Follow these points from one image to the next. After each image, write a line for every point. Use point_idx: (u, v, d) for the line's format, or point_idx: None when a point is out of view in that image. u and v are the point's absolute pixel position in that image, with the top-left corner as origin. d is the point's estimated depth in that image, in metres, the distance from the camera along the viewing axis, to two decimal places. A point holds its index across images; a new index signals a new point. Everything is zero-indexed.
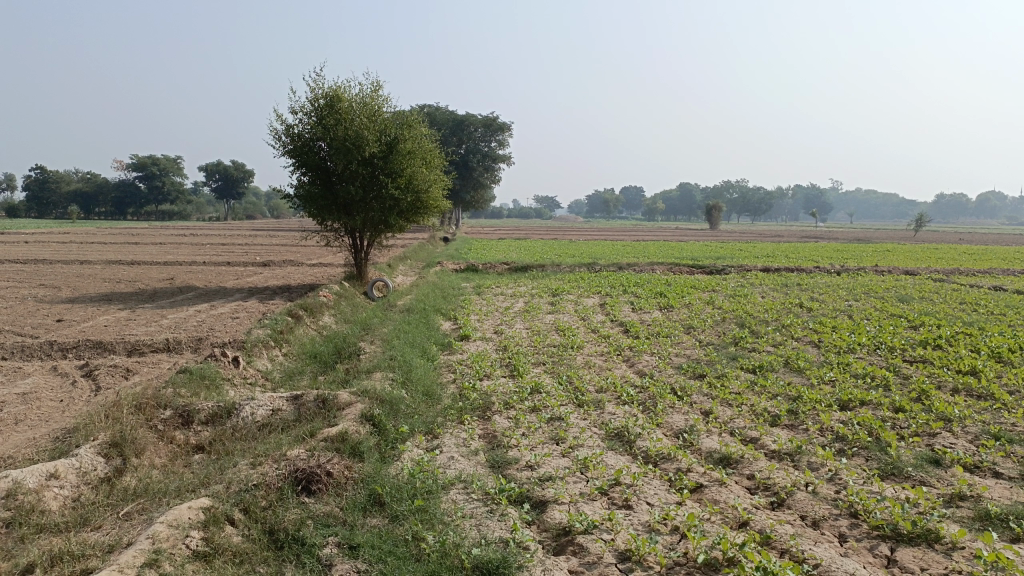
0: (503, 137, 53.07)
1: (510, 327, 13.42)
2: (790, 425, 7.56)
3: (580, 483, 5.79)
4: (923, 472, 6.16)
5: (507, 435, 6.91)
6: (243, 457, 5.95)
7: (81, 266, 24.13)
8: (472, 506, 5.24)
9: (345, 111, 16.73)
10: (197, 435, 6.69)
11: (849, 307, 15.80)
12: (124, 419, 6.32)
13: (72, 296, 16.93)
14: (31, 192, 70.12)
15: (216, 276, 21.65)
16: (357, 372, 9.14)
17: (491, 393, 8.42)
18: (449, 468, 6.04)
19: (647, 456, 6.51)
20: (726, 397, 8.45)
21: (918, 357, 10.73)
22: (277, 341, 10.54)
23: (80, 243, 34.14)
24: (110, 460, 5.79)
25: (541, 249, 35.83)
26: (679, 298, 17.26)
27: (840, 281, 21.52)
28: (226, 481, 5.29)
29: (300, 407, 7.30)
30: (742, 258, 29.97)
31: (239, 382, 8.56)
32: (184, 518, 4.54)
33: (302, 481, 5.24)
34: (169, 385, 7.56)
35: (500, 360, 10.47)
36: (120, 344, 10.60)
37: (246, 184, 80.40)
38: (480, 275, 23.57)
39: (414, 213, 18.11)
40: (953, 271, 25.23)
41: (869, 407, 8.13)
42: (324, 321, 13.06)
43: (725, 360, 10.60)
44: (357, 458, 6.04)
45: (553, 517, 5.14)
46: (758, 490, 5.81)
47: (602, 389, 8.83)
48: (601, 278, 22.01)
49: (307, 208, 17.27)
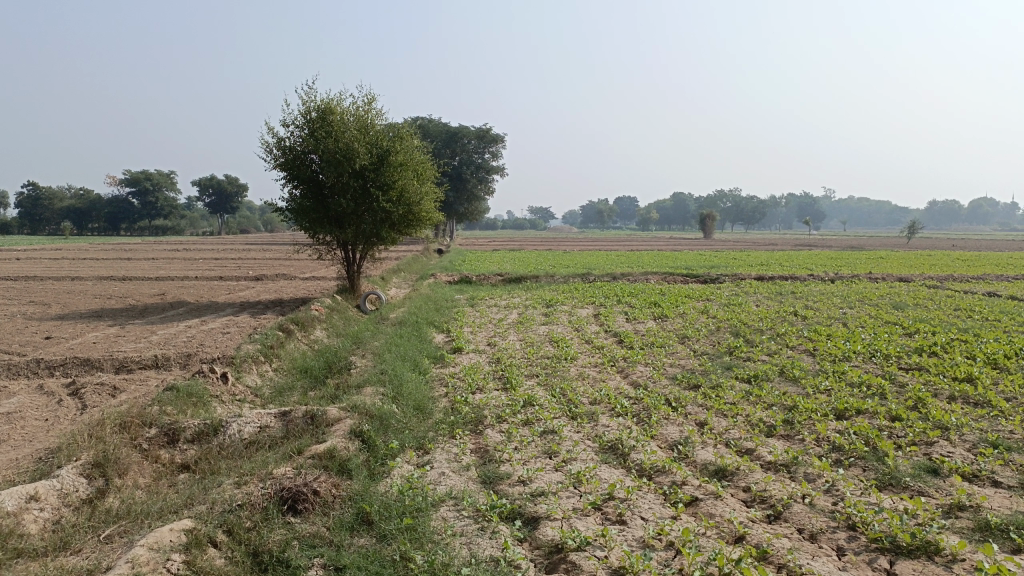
0: (496, 148, 53.11)
1: (503, 339, 13.33)
2: (786, 435, 7.47)
3: (574, 498, 5.69)
4: (921, 482, 6.07)
5: (499, 450, 6.80)
6: (228, 476, 5.83)
7: (72, 283, 23.98)
8: (463, 524, 5.13)
9: (336, 124, 16.66)
10: (183, 454, 6.57)
11: (844, 315, 15.75)
12: (107, 438, 6.19)
13: (62, 313, 16.78)
14: (24, 209, 69.83)
15: (208, 290, 21.53)
16: (348, 387, 9.02)
17: (484, 406, 8.32)
18: (439, 485, 5.93)
19: (642, 469, 6.40)
20: (721, 407, 8.36)
21: (914, 364, 10.66)
22: (267, 356, 10.42)
23: (72, 260, 34.00)
24: (92, 480, 5.66)
25: (535, 260, 35.80)
26: (674, 308, 17.19)
27: (835, 289, 21.48)
28: (210, 502, 5.17)
29: (288, 424, 7.18)
30: (737, 267, 29.92)
31: (228, 399, 8.43)
32: (165, 540, 4.42)
33: (288, 501, 5.13)
34: (155, 403, 7.44)
35: (492, 372, 10.37)
36: (107, 362, 10.47)
37: (239, 198, 80.29)
38: (474, 287, 23.48)
39: (407, 225, 18.03)
40: (947, 278, 25.24)
41: (866, 416, 8.04)
42: (315, 335, 12.95)
43: (720, 369, 10.52)
44: (346, 476, 5.93)
45: (546, 533, 5.03)
46: (754, 503, 5.71)
47: (595, 401, 8.73)
48: (595, 288, 21.94)
49: (299, 222, 17.18)
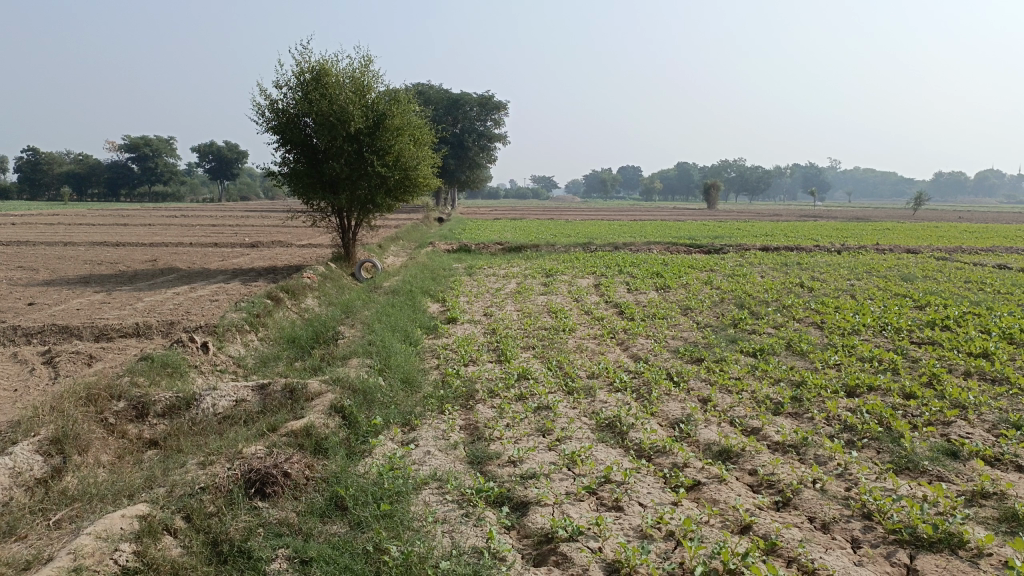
0: (498, 115, 52.27)
1: (500, 309, 12.91)
2: (795, 413, 7.04)
3: (567, 480, 5.27)
4: (941, 466, 5.66)
5: (489, 427, 6.39)
6: (194, 455, 5.41)
7: (64, 248, 23.50)
8: (446, 510, 4.71)
9: (331, 85, 16.05)
10: (152, 429, 6.17)
11: (852, 286, 15.27)
12: (69, 411, 5.78)
13: (49, 279, 16.31)
14: (23, 173, 68.88)
15: (201, 257, 21.08)
16: (333, 358, 8.61)
17: (476, 380, 7.90)
18: (424, 465, 5.51)
19: (641, 449, 5.99)
20: (725, 383, 7.94)
21: (926, 339, 10.22)
22: (253, 325, 9.98)
23: (68, 225, 33.50)
24: (49, 458, 5.24)
25: (537, 228, 35.32)
26: (676, 278, 16.69)
27: (841, 260, 20.97)
28: (170, 484, 4.77)
29: (266, 398, 6.78)
30: (743, 237, 29.36)
31: (207, 369, 8.03)
32: (116, 528, 4.03)
33: (255, 484, 4.73)
34: (126, 373, 7.02)
35: (486, 344, 9.92)
36: (87, 329, 10.04)
37: (240, 165, 79.62)
38: (473, 256, 22.95)
39: (403, 191, 17.48)
40: (955, 250, 24.67)
41: (878, 393, 7.62)
42: (306, 304, 12.50)
43: (725, 342, 10.08)
44: (322, 455, 5.55)
45: (535, 521, 4.63)
46: (762, 488, 5.30)
47: (593, 375, 8.31)
48: (597, 258, 21.44)
49: (292, 187, 16.64)
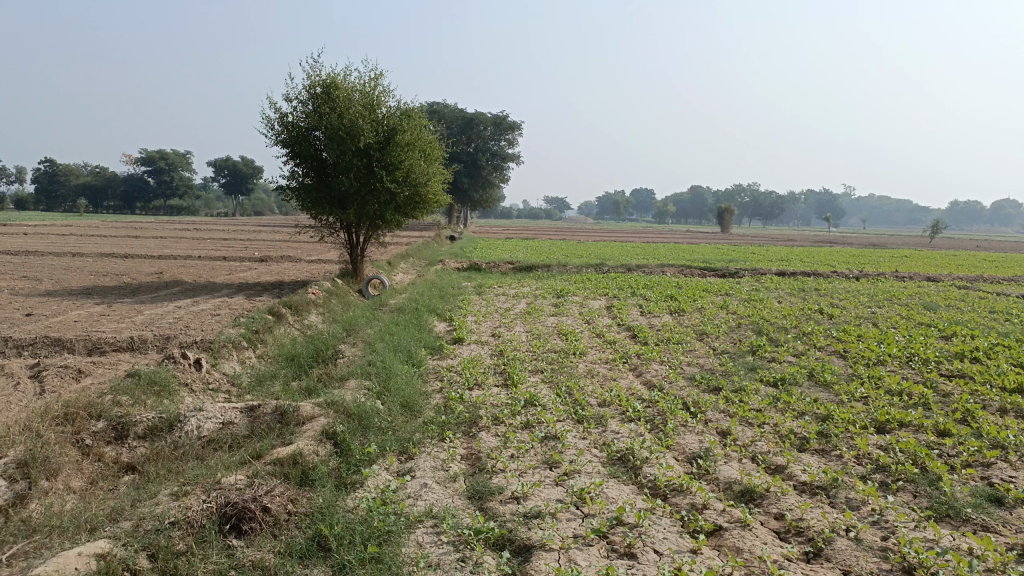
0: (512, 135, 52.13)
1: (508, 330, 12.48)
2: (821, 450, 6.55)
3: (575, 522, 4.81)
4: (985, 514, 5.16)
5: (492, 458, 5.93)
6: (170, 484, 5.00)
7: (72, 259, 23.24)
8: (441, 553, 4.25)
9: (342, 99, 15.76)
10: (131, 452, 5.75)
11: (873, 314, 14.75)
12: (42, 431, 5.37)
13: (51, 290, 15.99)
14: (40, 184, 69.25)
15: (207, 270, 20.80)
16: (331, 379, 8.19)
17: (480, 406, 7.44)
18: (419, 500, 5.06)
19: (656, 487, 5.52)
20: (745, 415, 7.45)
21: (956, 372, 9.69)
22: (251, 341, 9.58)
23: (80, 236, 33.35)
24: (13, 483, 4.83)
25: (549, 248, 34.89)
26: (691, 302, 16.22)
27: (860, 286, 20.44)
28: (138, 518, 4.35)
29: (254, 421, 6.37)
30: (759, 262, 28.86)
31: (198, 388, 7.63)
32: (69, 569, 3.62)
33: (231, 519, 4.30)
34: (110, 391, 6.63)
35: (493, 366, 9.48)
36: (80, 342, 9.66)
37: (254, 180, 79.93)
38: (484, 275, 22.55)
39: (412, 208, 17.13)
40: (978, 279, 24.05)
41: (910, 430, 7.11)
42: (309, 320, 12.12)
43: (743, 371, 9.59)
44: (308, 486, 5.13)
45: (539, 569, 4.15)
46: (790, 536, 4.82)
47: (605, 403, 7.84)
48: (610, 280, 20.96)
49: (300, 201, 16.30)
